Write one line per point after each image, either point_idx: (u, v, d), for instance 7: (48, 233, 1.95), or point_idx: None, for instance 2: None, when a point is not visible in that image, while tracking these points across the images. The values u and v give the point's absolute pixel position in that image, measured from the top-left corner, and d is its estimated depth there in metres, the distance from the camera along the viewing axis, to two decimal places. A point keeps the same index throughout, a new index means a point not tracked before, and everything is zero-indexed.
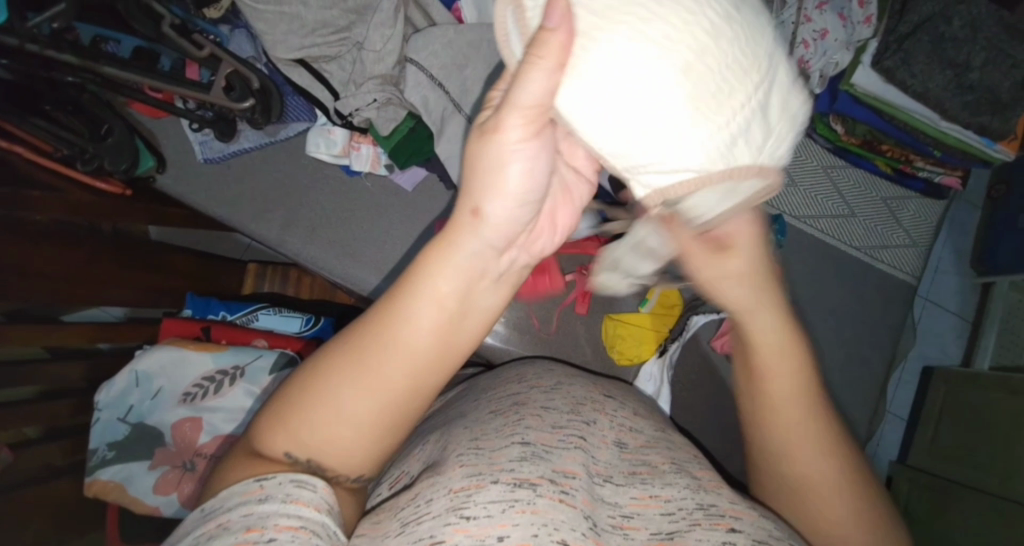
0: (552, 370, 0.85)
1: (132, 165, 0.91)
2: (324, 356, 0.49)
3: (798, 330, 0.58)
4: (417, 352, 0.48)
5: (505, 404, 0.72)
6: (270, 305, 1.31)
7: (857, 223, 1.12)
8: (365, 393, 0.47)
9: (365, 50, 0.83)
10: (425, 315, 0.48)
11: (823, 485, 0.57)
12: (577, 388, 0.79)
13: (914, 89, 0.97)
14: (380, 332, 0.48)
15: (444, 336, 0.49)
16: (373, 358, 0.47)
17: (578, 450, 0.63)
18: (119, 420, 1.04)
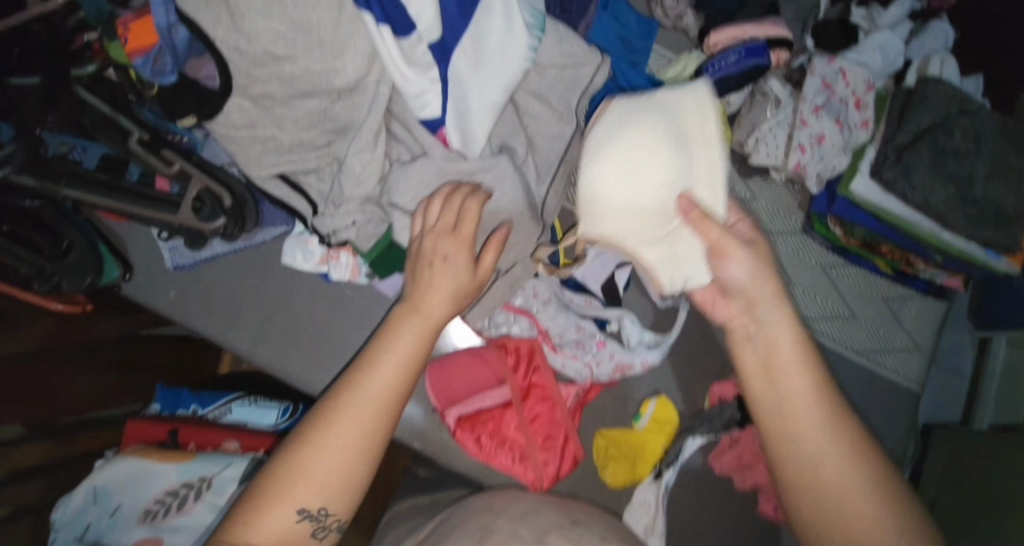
0: (537, 506, 0.77)
1: (97, 277, 0.85)
2: (307, 428, 0.73)
3: (782, 338, 0.75)
4: (373, 400, 0.73)
5: (472, 535, 0.70)
6: (244, 395, 1.23)
7: (860, 326, 1.08)
8: (337, 443, 0.71)
9: (344, 173, 0.76)
10: (371, 386, 0.73)
11: (838, 494, 0.72)
12: (545, 515, 0.74)
13: (915, 201, 0.94)
14: (344, 401, 0.73)
15: (389, 393, 0.74)
16: (341, 418, 0.72)
17: None
18: (76, 540, 0.96)
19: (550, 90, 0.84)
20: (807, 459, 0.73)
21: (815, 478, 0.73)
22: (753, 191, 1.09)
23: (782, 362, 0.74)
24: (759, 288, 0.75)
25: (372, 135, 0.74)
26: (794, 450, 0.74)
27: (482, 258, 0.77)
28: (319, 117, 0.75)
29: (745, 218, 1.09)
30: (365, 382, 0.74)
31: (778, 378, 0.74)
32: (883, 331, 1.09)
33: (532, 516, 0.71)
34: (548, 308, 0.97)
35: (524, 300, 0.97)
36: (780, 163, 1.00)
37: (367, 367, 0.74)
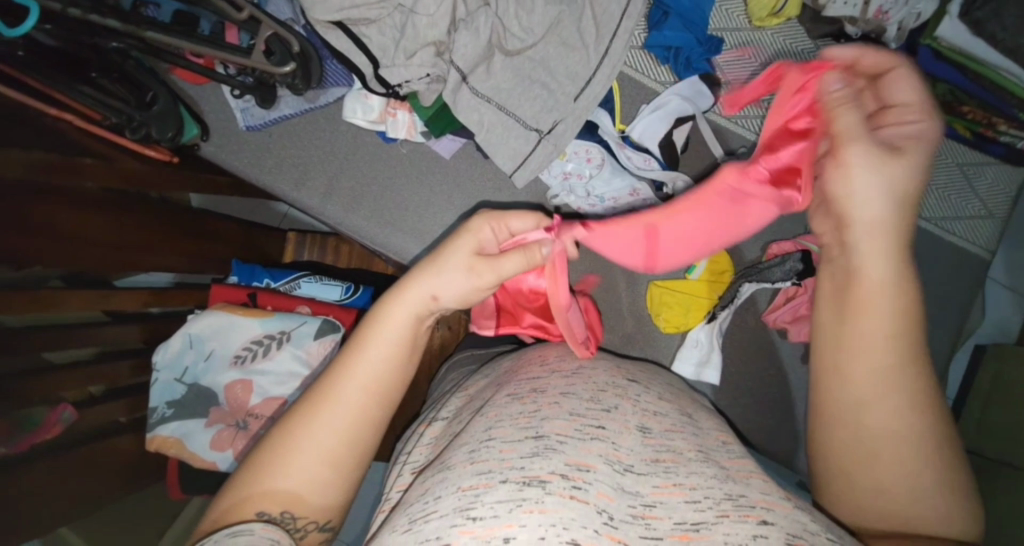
0: (580, 353, 0.86)
1: (177, 132, 0.91)
2: (304, 402, 0.61)
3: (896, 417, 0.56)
4: (375, 370, 0.61)
5: (524, 391, 0.73)
6: (311, 273, 1.33)
7: (930, 193, 1.03)
8: (326, 431, 0.59)
9: (416, 14, 0.82)
10: (393, 331, 0.63)
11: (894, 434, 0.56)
12: (601, 373, 0.79)
13: (1004, 43, 0.95)
14: (360, 346, 0.62)
15: (387, 366, 0.62)
16: (331, 402, 0.60)
17: (596, 440, 0.63)
18: (176, 380, 1.09)
19: None
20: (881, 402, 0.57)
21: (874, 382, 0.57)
22: (821, 53, 1.03)
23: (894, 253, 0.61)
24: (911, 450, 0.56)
25: None
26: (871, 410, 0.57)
27: (503, 259, 0.66)
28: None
29: None
30: (359, 366, 0.61)
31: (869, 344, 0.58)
32: (957, 197, 1.04)
33: (584, 379, 0.73)
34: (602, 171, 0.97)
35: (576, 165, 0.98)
36: (859, 14, 0.98)
37: (361, 350, 0.62)
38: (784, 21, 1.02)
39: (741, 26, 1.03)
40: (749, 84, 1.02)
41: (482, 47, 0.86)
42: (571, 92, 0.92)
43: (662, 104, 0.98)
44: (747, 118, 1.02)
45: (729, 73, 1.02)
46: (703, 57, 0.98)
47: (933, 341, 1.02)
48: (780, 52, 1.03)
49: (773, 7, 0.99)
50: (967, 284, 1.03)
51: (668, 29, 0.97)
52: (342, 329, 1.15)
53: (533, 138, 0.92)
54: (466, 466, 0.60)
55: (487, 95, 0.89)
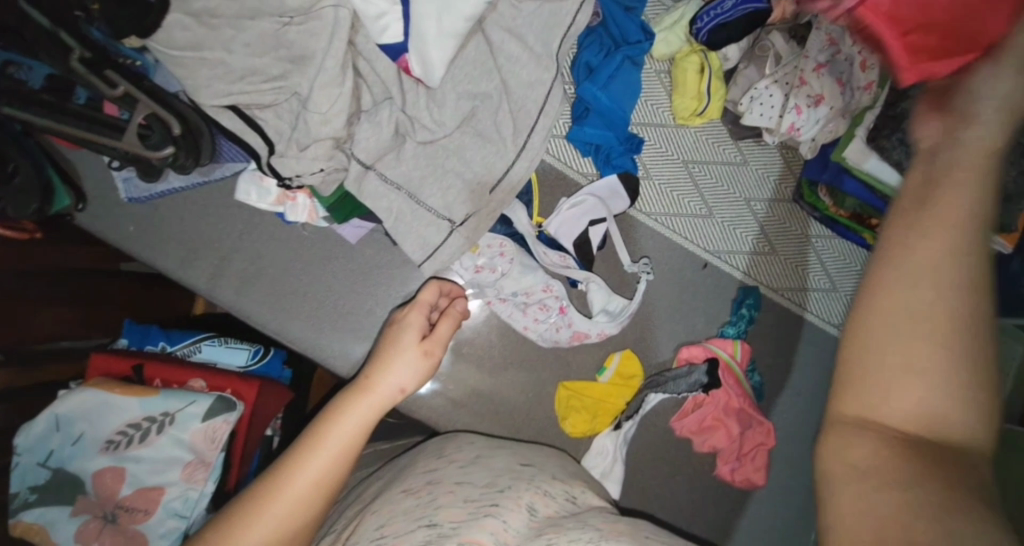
0: (477, 445, 0.83)
1: (43, 204, 0.81)
2: (232, 509, 0.62)
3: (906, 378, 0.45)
4: (317, 474, 0.64)
5: (419, 483, 0.74)
6: (215, 335, 1.23)
7: (839, 300, 1.05)
8: (262, 541, 0.60)
9: (308, 110, 0.73)
10: (334, 437, 0.66)
11: (942, 360, 0.43)
12: (498, 460, 0.79)
13: (909, 169, 0.92)
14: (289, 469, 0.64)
15: (324, 473, 0.65)
16: (262, 514, 0.61)
17: (488, 518, 0.65)
18: (39, 464, 0.98)
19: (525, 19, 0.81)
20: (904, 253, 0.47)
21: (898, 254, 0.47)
22: (742, 154, 1.03)
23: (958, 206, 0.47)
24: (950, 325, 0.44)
25: (339, 66, 0.72)
26: (872, 396, 0.45)
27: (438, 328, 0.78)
28: (272, 42, 0.72)
29: (735, 182, 1.03)
30: (299, 471, 0.64)
31: (923, 225, 0.47)
32: None
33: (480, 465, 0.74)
34: (513, 269, 0.94)
35: (488, 259, 0.94)
36: (774, 126, 0.96)
37: (308, 451, 0.65)
38: (706, 121, 1.02)
39: (665, 123, 1.02)
40: (669, 181, 1.02)
41: (389, 138, 0.82)
42: (487, 184, 0.88)
43: (581, 205, 0.95)
44: (666, 216, 1.01)
45: (651, 169, 1.01)
46: (624, 155, 0.96)
47: None
48: (700, 150, 1.02)
49: (695, 109, 0.99)
50: None
51: (589, 125, 0.95)
52: (237, 408, 1.07)
53: (436, 228, 0.86)
54: None
55: (394, 187, 0.84)
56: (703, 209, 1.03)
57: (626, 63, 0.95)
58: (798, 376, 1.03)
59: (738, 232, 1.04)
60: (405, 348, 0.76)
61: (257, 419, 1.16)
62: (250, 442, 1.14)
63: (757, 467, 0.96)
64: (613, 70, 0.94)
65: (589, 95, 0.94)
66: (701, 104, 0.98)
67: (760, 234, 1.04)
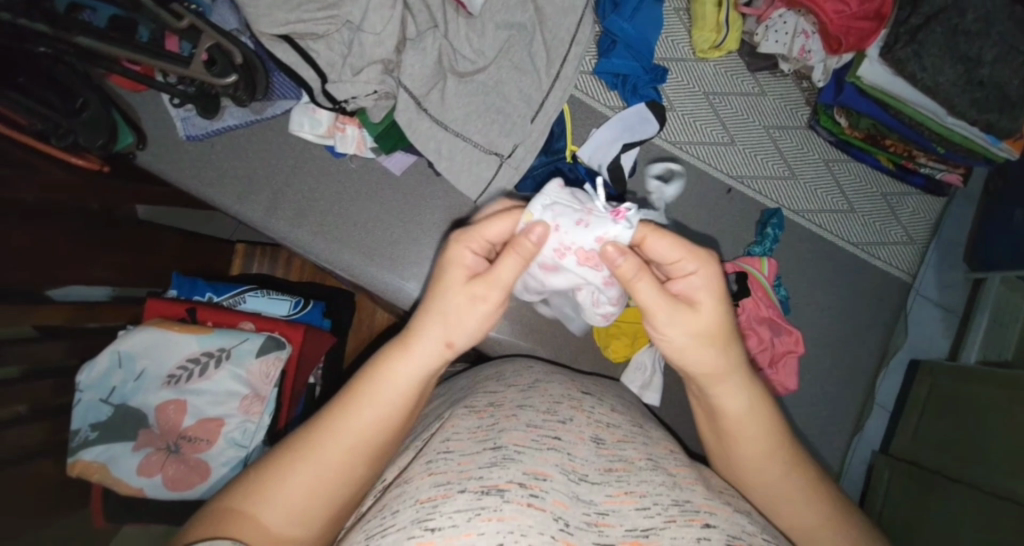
0: (531, 370, 0.89)
1: (109, 141, 0.87)
2: (319, 420, 0.59)
3: (740, 434, 0.66)
4: (367, 429, 0.59)
5: (482, 404, 0.74)
6: (258, 287, 1.28)
7: (857, 220, 1.10)
8: (326, 462, 0.57)
9: (363, 32, 0.81)
10: (382, 400, 0.60)
11: (767, 467, 0.65)
12: (556, 385, 0.80)
13: (923, 82, 0.94)
14: (366, 387, 0.60)
15: (411, 383, 0.61)
16: (324, 442, 0.58)
17: (551, 450, 0.63)
18: (102, 400, 1.03)
19: None
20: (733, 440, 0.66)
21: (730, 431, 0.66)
22: (760, 85, 1.09)
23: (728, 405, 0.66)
24: (748, 425, 0.65)
25: None
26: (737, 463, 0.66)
27: (498, 271, 0.62)
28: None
29: (753, 111, 1.09)
30: (381, 385, 0.60)
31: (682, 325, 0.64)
32: (881, 225, 1.11)
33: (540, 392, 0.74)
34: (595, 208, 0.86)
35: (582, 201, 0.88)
36: (787, 51, 1.02)
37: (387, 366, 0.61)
38: (725, 53, 1.07)
39: (685, 57, 1.08)
40: (691, 111, 1.07)
41: (434, 67, 0.88)
42: (526, 110, 0.93)
43: (613, 137, 1.01)
44: (690, 144, 1.07)
45: (674, 100, 1.07)
46: (649, 85, 1.02)
47: (860, 358, 1.09)
48: (720, 82, 1.08)
49: (715, 41, 1.04)
50: (891, 308, 1.10)
51: (615, 57, 1.00)
52: (286, 347, 1.12)
53: (477, 151, 0.92)
54: (425, 479, 0.59)
55: (438, 122, 0.90)
56: (725, 137, 1.08)
57: None
58: (821, 294, 1.08)
59: (759, 158, 1.09)
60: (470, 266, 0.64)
61: (303, 363, 1.21)
62: (298, 383, 1.20)
63: (790, 373, 1.00)
64: (637, 3, 0.99)
65: (615, 28, 0.99)
66: (720, 35, 1.03)
67: (780, 160, 1.09)
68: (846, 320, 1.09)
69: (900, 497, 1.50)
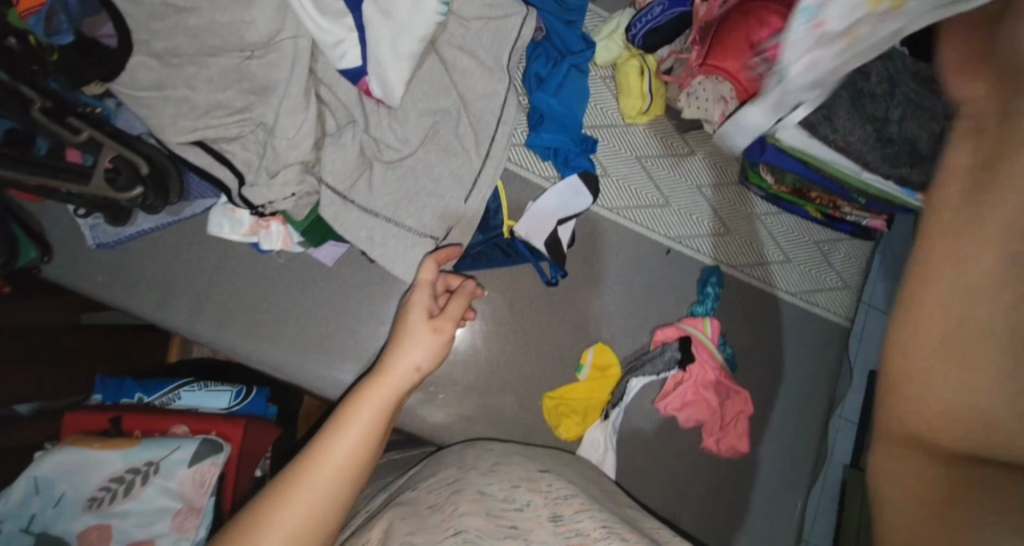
0: (493, 451, 0.90)
1: (10, 258, 0.80)
2: (297, 462, 0.65)
3: (972, 312, 0.39)
4: (357, 438, 0.67)
5: (442, 494, 0.76)
6: (193, 380, 1.21)
7: (793, 270, 1.13)
8: (316, 489, 0.62)
9: (276, 137, 0.77)
10: (362, 421, 0.69)
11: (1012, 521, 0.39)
12: (514, 467, 0.83)
13: (837, 144, 0.96)
14: (340, 423, 0.68)
15: (382, 412, 0.70)
16: (314, 471, 0.63)
17: (511, 539, 0.65)
18: (17, 531, 0.92)
19: (475, 39, 0.88)
20: (964, 240, 0.41)
21: (964, 221, 0.41)
22: (689, 146, 1.11)
23: (977, 276, 0.40)
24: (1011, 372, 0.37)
25: (302, 94, 0.76)
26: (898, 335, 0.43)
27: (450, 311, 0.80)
28: (234, 77, 0.75)
29: (685, 172, 1.11)
30: (351, 420, 0.68)
31: (980, 228, 0.40)
32: (816, 272, 1.14)
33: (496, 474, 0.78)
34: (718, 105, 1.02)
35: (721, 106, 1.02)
36: (711, 117, 1.04)
37: (356, 403, 0.70)
38: (652, 118, 1.09)
39: (615, 123, 1.09)
40: (625, 176, 1.08)
41: (359, 159, 0.86)
42: (460, 194, 0.91)
43: (549, 212, 1.01)
44: (626, 208, 1.08)
45: (607, 167, 1.08)
46: (581, 156, 1.02)
47: (812, 403, 1.11)
48: (651, 145, 1.10)
49: (640, 108, 1.06)
50: (835, 351, 1.13)
51: (545, 131, 1.01)
52: (224, 449, 1.05)
53: (412, 238, 0.90)
54: None
55: (365, 212, 0.87)
56: (660, 199, 1.09)
57: (573, 72, 1.02)
58: (768, 347, 1.09)
59: (694, 217, 1.10)
60: (416, 323, 0.79)
61: (245, 460, 1.13)
62: (241, 483, 1.12)
63: (740, 434, 1.00)
64: (561, 79, 1.01)
65: (542, 103, 1.00)
66: (645, 102, 1.06)
67: (714, 217, 1.11)
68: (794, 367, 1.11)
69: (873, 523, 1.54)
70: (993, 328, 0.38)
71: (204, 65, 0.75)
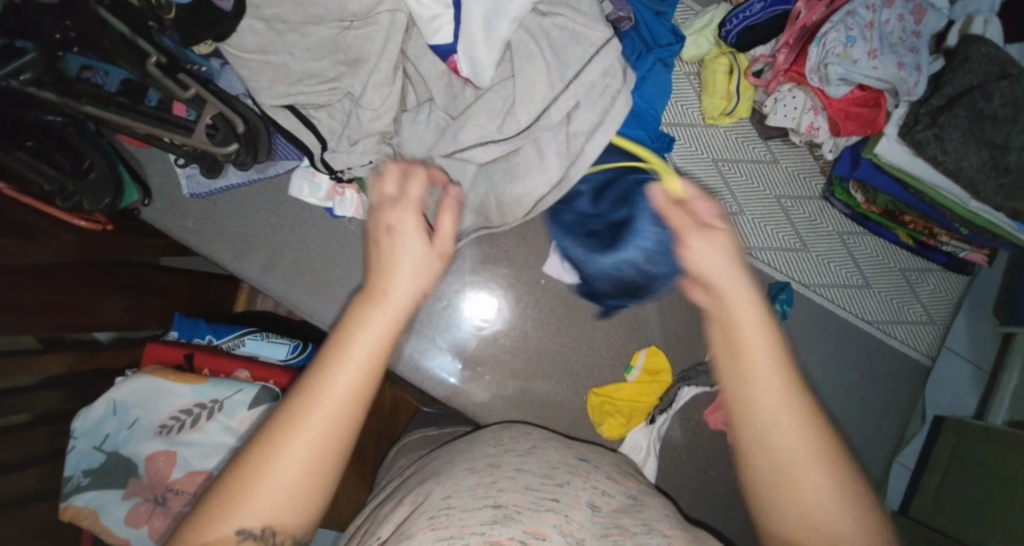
0: (526, 432, 0.84)
1: (115, 199, 0.87)
2: (266, 429, 0.48)
3: (790, 434, 0.48)
4: (339, 399, 0.48)
5: (480, 463, 0.73)
6: (257, 331, 1.28)
7: (872, 296, 1.05)
8: (292, 464, 0.46)
9: (360, 107, 0.79)
10: (352, 363, 0.49)
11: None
12: (551, 451, 0.78)
13: (944, 166, 0.89)
14: (325, 364, 0.49)
15: (382, 346, 0.50)
16: (298, 425, 0.47)
17: (550, 512, 0.64)
18: (95, 448, 1.03)
19: None
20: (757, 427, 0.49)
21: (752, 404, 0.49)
22: (772, 154, 1.05)
23: (753, 354, 0.49)
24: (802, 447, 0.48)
25: (391, 67, 0.78)
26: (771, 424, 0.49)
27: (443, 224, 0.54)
28: (330, 47, 0.78)
29: (765, 181, 1.05)
30: (328, 379, 0.48)
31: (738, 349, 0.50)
32: (899, 302, 1.05)
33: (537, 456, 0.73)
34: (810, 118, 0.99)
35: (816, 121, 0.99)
36: (796, 126, 0.99)
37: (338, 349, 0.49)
38: (736, 121, 1.04)
39: (695, 122, 1.04)
40: (699, 179, 1.04)
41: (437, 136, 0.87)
42: None
43: None
44: None
45: (681, 167, 1.03)
46: (655, 152, 0.99)
47: (874, 439, 1.03)
48: (730, 149, 1.05)
49: (724, 109, 1.02)
50: (908, 388, 1.05)
51: (621, 124, 0.99)
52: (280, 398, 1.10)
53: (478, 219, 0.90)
54: (427, 530, 0.60)
55: None
56: (734, 206, 1.04)
57: (658, 65, 0.99)
58: (834, 374, 1.03)
59: (768, 228, 1.04)
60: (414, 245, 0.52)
61: None
62: None
63: None
64: (645, 72, 0.98)
65: None
66: (730, 104, 1.01)
67: (790, 230, 1.05)
68: (859, 399, 1.03)
69: None
70: (810, 463, 0.48)
71: (304, 34, 0.78)
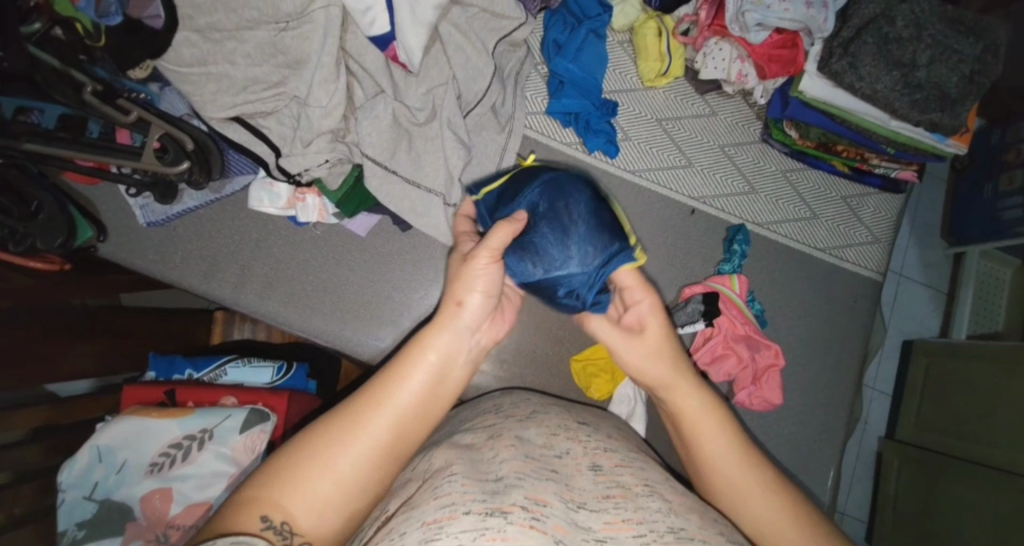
0: (527, 401, 0.81)
1: (68, 237, 0.86)
2: (344, 409, 0.61)
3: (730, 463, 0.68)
4: (404, 409, 0.62)
5: (481, 438, 0.68)
6: (238, 357, 1.26)
7: (821, 225, 1.11)
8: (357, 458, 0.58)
9: (310, 106, 0.82)
10: (410, 388, 0.63)
11: (731, 469, 0.68)
12: (552, 417, 0.74)
13: (863, 91, 0.98)
14: (395, 374, 0.63)
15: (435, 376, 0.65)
16: (363, 426, 0.60)
17: (551, 480, 0.60)
18: (85, 498, 1.00)
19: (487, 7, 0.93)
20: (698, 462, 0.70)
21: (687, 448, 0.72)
22: (712, 106, 1.11)
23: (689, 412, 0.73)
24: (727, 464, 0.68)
25: (333, 62, 0.80)
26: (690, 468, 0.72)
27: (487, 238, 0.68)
28: (270, 50, 0.81)
29: (707, 132, 1.10)
30: (393, 390, 0.62)
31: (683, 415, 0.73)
32: (847, 227, 1.13)
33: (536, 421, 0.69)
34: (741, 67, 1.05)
35: (745, 70, 1.05)
36: (726, 77, 1.07)
37: (405, 369, 0.64)
38: (672, 80, 1.09)
39: (635, 87, 1.09)
40: (646, 139, 1.08)
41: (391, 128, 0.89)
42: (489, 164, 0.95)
43: None
44: (647, 170, 1.07)
45: (628, 130, 1.07)
46: (601, 119, 1.04)
47: (840, 357, 1.10)
48: (672, 107, 1.09)
49: (660, 70, 1.06)
50: (867, 305, 1.12)
51: (565, 97, 1.02)
52: (271, 418, 1.10)
53: (440, 205, 0.92)
54: (429, 503, 0.55)
55: (397, 176, 0.90)
56: (683, 160, 1.08)
57: (591, 37, 1.03)
58: (797, 301, 1.09)
59: (717, 176, 1.09)
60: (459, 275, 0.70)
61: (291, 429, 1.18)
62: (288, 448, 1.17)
63: (773, 387, 1.01)
64: (579, 44, 1.02)
65: (561, 69, 1.02)
66: (664, 63, 1.05)
67: (738, 175, 1.10)
68: (824, 321, 1.10)
69: (916, 488, 1.53)
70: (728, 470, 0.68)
71: (242, 40, 0.81)
